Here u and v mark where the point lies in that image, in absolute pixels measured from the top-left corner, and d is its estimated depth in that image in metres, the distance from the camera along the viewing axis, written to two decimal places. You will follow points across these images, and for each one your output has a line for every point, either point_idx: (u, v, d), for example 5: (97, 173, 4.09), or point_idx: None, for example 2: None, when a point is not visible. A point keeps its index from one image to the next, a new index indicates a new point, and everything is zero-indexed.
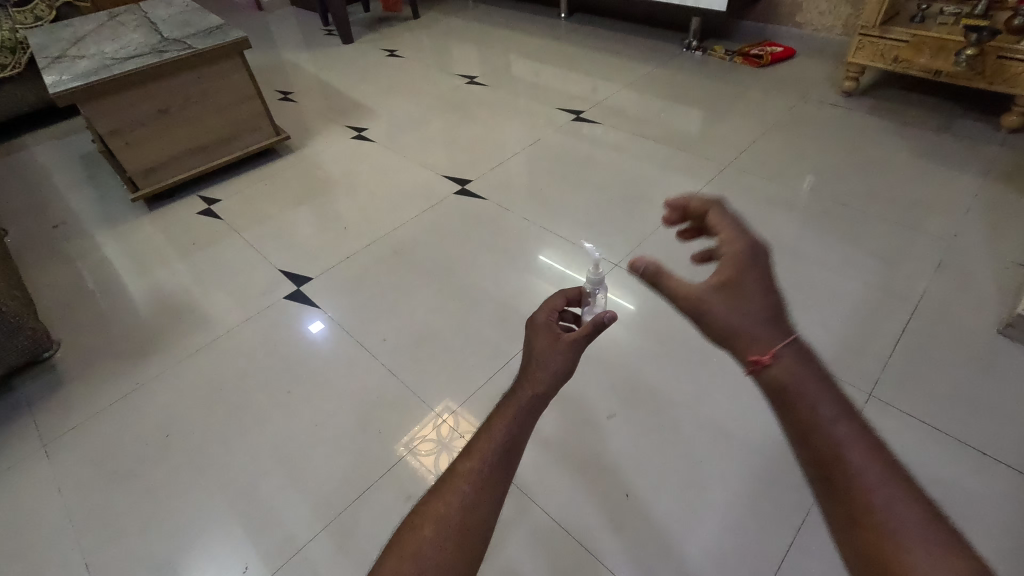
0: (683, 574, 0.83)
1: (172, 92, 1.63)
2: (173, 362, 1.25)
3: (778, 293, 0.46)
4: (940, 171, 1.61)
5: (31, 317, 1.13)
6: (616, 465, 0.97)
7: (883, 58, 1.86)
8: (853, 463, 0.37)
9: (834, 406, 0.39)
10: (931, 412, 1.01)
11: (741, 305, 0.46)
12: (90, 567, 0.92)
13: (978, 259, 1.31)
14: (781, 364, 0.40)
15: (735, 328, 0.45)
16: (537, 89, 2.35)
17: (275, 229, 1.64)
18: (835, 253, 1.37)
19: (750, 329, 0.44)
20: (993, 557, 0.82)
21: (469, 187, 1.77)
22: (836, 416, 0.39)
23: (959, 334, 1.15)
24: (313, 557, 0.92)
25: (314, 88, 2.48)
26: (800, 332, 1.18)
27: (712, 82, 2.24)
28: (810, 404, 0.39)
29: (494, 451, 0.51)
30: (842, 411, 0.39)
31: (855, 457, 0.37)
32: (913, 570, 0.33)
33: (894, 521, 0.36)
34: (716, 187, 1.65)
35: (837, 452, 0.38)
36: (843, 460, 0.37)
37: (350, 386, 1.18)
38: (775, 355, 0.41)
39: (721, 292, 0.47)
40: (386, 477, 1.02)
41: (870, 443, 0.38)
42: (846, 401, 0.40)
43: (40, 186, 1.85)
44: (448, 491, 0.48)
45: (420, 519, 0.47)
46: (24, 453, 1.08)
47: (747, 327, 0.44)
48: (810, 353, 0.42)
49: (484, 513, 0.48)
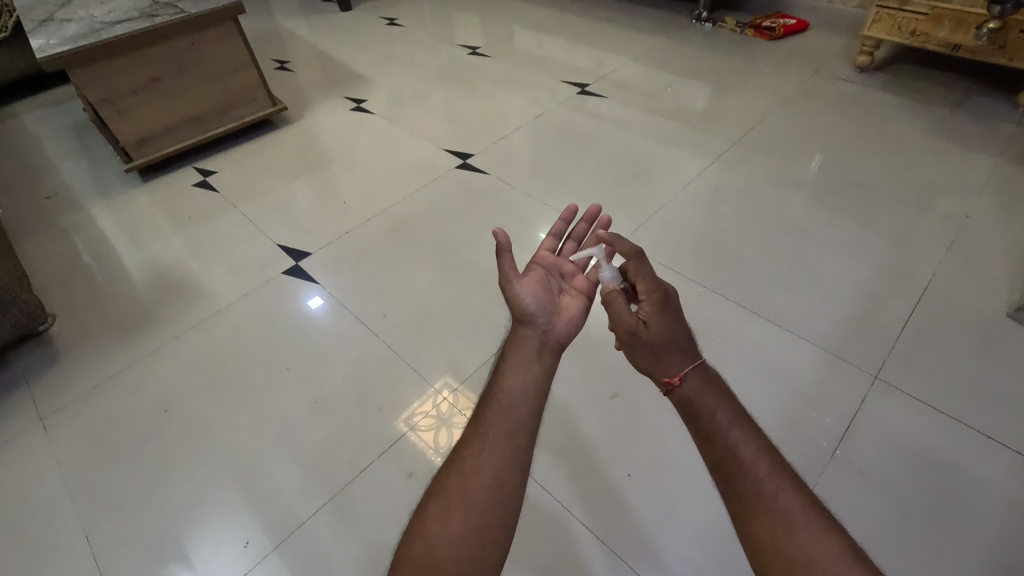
0: (683, 552, 0.83)
1: (164, 59, 1.58)
2: (171, 337, 1.24)
3: (687, 328, 0.62)
4: (954, 150, 1.57)
5: (25, 290, 1.12)
6: (619, 445, 0.97)
7: (901, 31, 1.80)
8: (748, 462, 0.51)
9: (728, 416, 0.54)
10: (936, 395, 1.00)
11: (664, 336, 0.60)
12: (93, 539, 0.92)
13: (990, 241, 1.29)
14: (684, 386, 0.57)
15: (657, 356, 0.60)
16: (541, 60, 2.28)
17: (273, 202, 1.61)
18: (844, 233, 1.35)
19: (667, 356, 0.59)
20: (993, 539, 0.82)
21: (471, 162, 1.73)
22: (730, 423, 0.54)
23: (968, 316, 1.13)
24: (314, 532, 0.92)
25: (312, 57, 2.41)
26: (805, 313, 1.17)
27: (721, 55, 2.18)
28: (712, 418, 0.54)
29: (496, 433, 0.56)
30: (736, 420, 0.54)
31: (746, 455, 0.52)
32: (789, 540, 0.47)
33: (779, 507, 0.49)
34: (724, 164, 1.61)
35: (732, 451, 0.52)
36: (738, 458, 0.52)
37: (350, 362, 1.17)
38: (682, 377, 0.57)
39: (648, 326, 0.61)
40: (387, 454, 1.02)
41: (763, 450, 0.52)
42: (738, 412, 0.55)
43: (31, 156, 1.81)
44: (455, 481, 0.53)
45: (433, 508, 0.52)
46: (22, 426, 1.08)
47: (665, 355, 0.59)
48: (709, 376, 0.58)
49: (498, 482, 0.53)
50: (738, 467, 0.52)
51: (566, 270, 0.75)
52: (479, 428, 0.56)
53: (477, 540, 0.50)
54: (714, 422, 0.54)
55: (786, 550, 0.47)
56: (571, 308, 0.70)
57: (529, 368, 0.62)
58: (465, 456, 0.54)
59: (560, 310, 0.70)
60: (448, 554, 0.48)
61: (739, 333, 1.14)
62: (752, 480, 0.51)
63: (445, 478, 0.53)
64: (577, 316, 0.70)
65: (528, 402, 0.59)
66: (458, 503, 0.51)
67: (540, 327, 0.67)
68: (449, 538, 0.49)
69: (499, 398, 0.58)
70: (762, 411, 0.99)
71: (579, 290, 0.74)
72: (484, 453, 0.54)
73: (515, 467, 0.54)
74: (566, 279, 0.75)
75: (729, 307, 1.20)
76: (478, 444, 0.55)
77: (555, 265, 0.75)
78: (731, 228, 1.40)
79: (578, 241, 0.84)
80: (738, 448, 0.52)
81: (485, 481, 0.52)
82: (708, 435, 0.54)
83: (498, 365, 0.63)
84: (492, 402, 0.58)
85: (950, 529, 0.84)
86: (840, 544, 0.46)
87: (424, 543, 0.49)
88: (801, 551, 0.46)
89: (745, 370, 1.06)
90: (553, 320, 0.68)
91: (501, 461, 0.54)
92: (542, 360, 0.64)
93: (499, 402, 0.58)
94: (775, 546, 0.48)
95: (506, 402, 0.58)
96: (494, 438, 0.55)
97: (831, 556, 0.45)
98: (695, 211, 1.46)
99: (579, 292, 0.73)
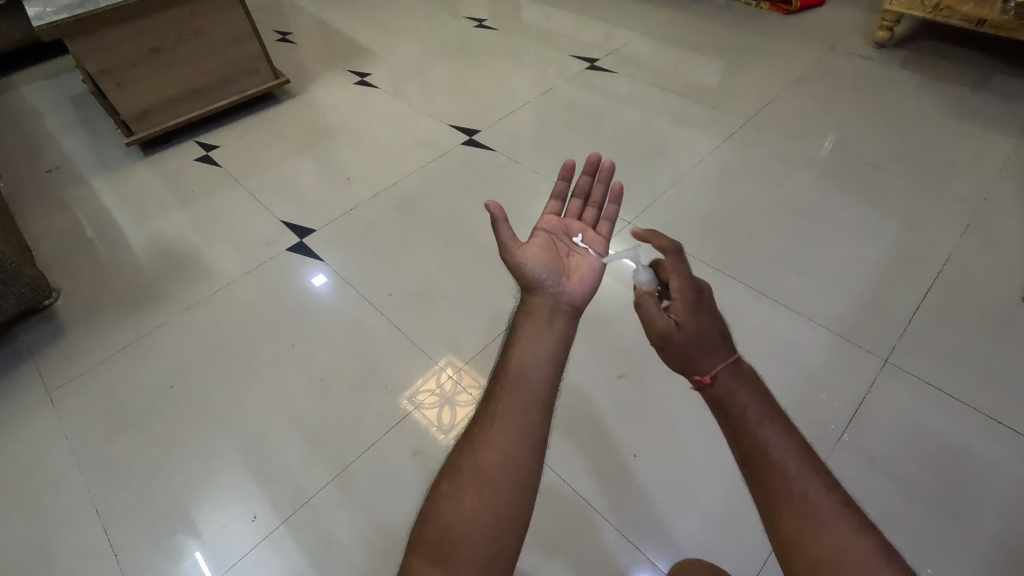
0: (688, 532, 0.84)
1: (164, 29, 1.54)
2: (176, 313, 1.24)
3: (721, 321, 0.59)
4: (973, 130, 1.53)
5: (29, 265, 1.11)
6: (625, 425, 0.96)
7: (923, 5, 1.75)
8: (776, 458, 0.50)
9: (760, 411, 0.52)
10: (947, 379, 1.00)
11: (696, 329, 0.57)
12: (102, 512, 0.93)
13: (1007, 224, 1.26)
14: (717, 382, 0.55)
15: (689, 349, 0.56)
16: (549, 34, 2.22)
17: (277, 178, 1.59)
18: (857, 215, 1.32)
19: (700, 349, 0.56)
20: (998, 524, 0.83)
21: (477, 138, 1.70)
22: (762, 419, 0.52)
23: (982, 300, 1.12)
24: (321, 508, 0.93)
25: (314, 28, 2.36)
26: (814, 296, 1.16)
27: (734, 30, 2.12)
28: (742, 414, 0.52)
29: (507, 409, 0.55)
30: (768, 416, 0.52)
31: (779, 453, 0.50)
32: (820, 542, 0.46)
33: (811, 506, 0.48)
34: (735, 143, 1.58)
35: (763, 449, 0.50)
36: (768, 456, 0.50)
37: (356, 339, 1.17)
38: (714, 375, 0.55)
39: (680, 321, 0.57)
40: (393, 431, 1.02)
41: (793, 446, 0.51)
42: (771, 407, 0.53)
43: (31, 129, 1.79)
44: (470, 458, 0.52)
45: (449, 486, 0.52)
46: (30, 400, 1.08)
47: (697, 350, 0.56)
48: (743, 370, 0.56)
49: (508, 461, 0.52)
50: (767, 467, 0.50)
51: (571, 229, 0.76)
52: (492, 403, 0.55)
53: (495, 516, 0.49)
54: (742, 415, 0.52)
55: (816, 551, 0.46)
56: (582, 267, 0.70)
57: (542, 337, 0.60)
58: (478, 432, 0.54)
59: (569, 271, 0.69)
60: (460, 530, 0.48)
61: (748, 315, 1.13)
62: (782, 477, 0.49)
63: (461, 456, 0.53)
64: (589, 275, 0.69)
65: (543, 371, 0.57)
66: (474, 480, 0.51)
67: (550, 292, 0.65)
68: (465, 515, 0.49)
69: (512, 370, 0.57)
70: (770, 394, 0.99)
71: (588, 248, 0.73)
72: (497, 428, 0.53)
73: (531, 439, 0.53)
74: (573, 239, 0.75)
75: (739, 289, 1.18)
76: (492, 419, 0.54)
77: (560, 226, 0.76)
78: (742, 209, 1.37)
79: (584, 198, 0.82)
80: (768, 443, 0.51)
81: (500, 456, 0.52)
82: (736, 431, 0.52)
83: (510, 334, 0.62)
84: (504, 374, 0.57)
85: (956, 513, 0.84)
86: (872, 545, 0.45)
87: (440, 522, 0.49)
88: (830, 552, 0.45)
89: (752, 353, 1.06)
90: (562, 281, 0.67)
91: (515, 436, 0.53)
92: (556, 326, 0.62)
93: (511, 376, 0.57)
94: (804, 547, 0.46)
95: (520, 374, 0.57)
96: (508, 413, 0.54)
97: (865, 557, 0.44)
98: (706, 191, 1.43)
99: (589, 250, 0.73)
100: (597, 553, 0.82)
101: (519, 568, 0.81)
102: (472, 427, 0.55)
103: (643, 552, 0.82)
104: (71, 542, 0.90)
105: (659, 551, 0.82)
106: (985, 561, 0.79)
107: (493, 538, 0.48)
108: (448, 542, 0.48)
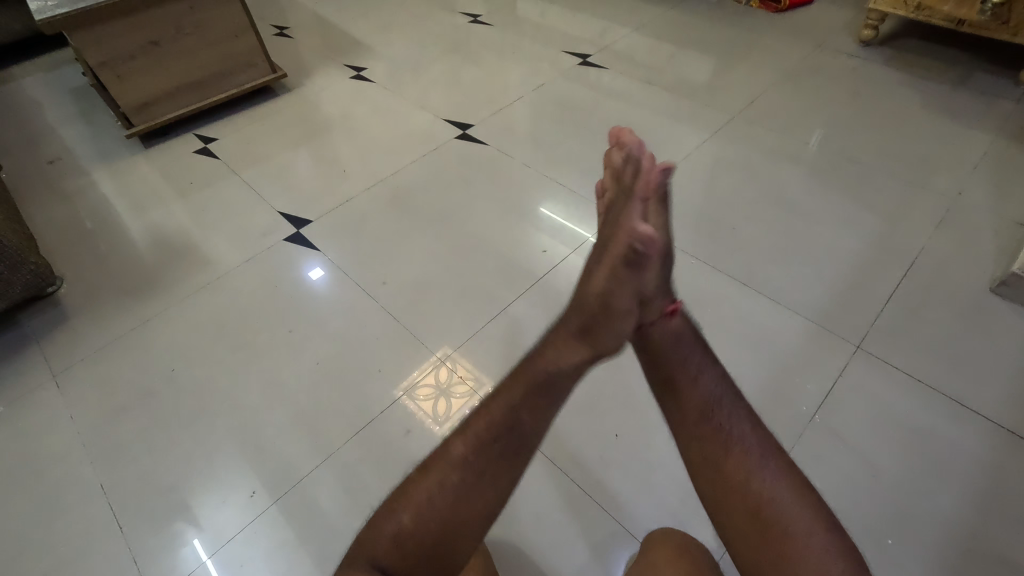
0: (665, 510, 0.88)
1: (162, 23, 1.57)
2: (176, 301, 1.27)
3: (828, 519, 0.52)
4: (951, 127, 1.58)
5: (33, 252, 1.14)
6: (608, 407, 1.00)
7: (905, 5, 1.78)
8: (765, 480, 0.54)
9: (775, 473, 0.55)
10: (916, 364, 1.05)
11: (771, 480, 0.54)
12: (107, 489, 0.97)
13: (981, 217, 1.31)
14: (781, 506, 0.52)
15: (773, 500, 0.53)
16: (543, 30, 2.25)
17: (274, 170, 1.62)
18: (837, 208, 1.37)
19: (777, 496, 0.53)
20: (959, 500, 0.88)
21: (470, 132, 1.73)
22: (777, 479, 0.54)
23: (953, 290, 1.17)
24: (314, 484, 0.97)
25: (310, 23, 2.38)
26: (791, 288, 1.20)
27: (724, 27, 2.15)
28: (748, 467, 0.55)
29: (493, 426, 0.54)
30: (781, 475, 0.55)
31: (757, 464, 0.55)
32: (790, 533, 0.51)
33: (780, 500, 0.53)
34: (721, 138, 1.62)
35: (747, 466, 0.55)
36: (743, 462, 0.55)
37: (351, 326, 1.21)
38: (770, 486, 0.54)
39: (774, 463, 0.55)
40: (385, 413, 1.06)
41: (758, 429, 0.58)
42: (796, 489, 0.54)
43: (32, 120, 1.82)
44: (425, 484, 0.53)
45: (438, 467, 0.53)
46: (34, 383, 1.12)
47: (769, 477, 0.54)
48: (795, 498, 0.53)
49: (480, 494, 0.53)
50: (710, 411, 0.59)
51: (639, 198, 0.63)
52: (451, 447, 0.54)
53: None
54: (692, 373, 0.61)
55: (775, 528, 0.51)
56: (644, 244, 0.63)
57: (535, 395, 0.55)
58: (432, 465, 0.54)
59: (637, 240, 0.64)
60: (442, 514, 0.51)
61: (730, 304, 1.17)
62: (759, 481, 0.54)
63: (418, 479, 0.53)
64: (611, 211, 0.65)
65: (520, 454, 0.55)
66: (450, 489, 0.52)
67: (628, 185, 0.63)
68: (445, 503, 0.52)
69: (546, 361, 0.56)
70: (747, 381, 1.04)
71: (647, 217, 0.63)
72: (440, 472, 0.53)
73: (495, 479, 0.53)
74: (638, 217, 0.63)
75: (723, 280, 1.22)
76: (442, 486, 0.52)
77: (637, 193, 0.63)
78: (726, 202, 1.41)
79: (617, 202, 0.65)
80: (738, 437, 0.57)
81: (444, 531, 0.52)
82: (731, 472, 0.55)
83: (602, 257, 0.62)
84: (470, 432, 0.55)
85: (920, 489, 0.89)
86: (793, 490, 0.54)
87: (412, 505, 0.52)
88: (755, 487, 0.54)
89: (732, 340, 1.10)
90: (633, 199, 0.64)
91: (464, 486, 0.52)
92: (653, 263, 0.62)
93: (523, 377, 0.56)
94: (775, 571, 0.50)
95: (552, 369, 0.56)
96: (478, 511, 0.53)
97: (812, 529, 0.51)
98: (693, 185, 1.47)
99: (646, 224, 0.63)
100: (582, 526, 0.87)
101: (507, 539, 0.86)
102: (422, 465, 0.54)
103: (625, 526, 0.86)
104: (77, 518, 0.94)
105: (636, 523, 0.86)
106: (942, 533, 0.85)
107: (478, 522, 0.53)
108: (431, 502, 0.51)
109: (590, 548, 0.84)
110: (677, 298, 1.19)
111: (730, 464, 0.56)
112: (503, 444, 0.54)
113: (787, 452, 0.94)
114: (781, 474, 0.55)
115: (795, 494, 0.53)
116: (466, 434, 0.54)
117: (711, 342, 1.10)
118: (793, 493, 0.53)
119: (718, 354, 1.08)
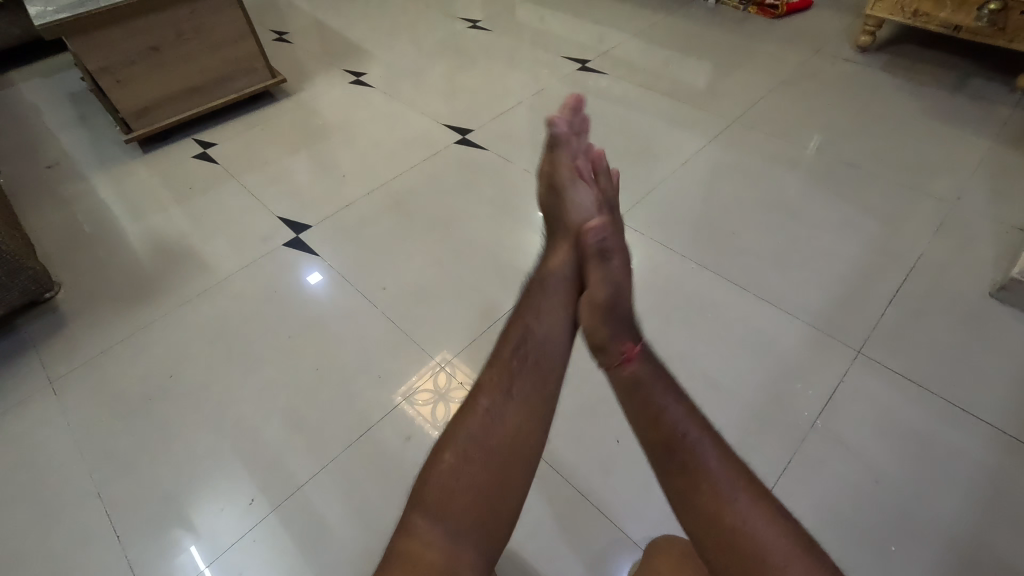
0: (667, 517, 0.87)
1: (162, 29, 1.57)
2: (175, 306, 1.26)
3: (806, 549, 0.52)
4: (949, 132, 1.58)
5: (31, 258, 1.14)
6: (609, 413, 1.00)
7: (902, 11, 1.79)
8: (744, 514, 0.53)
9: (752, 508, 0.54)
10: (917, 369, 1.05)
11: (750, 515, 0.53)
12: (104, 496, 0.96)
13: (980, 223, 1.31)
14: (765, 546, 0.51)
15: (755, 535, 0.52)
16: (542, 35, 2.26)
17: (273, 175, 1.62)
18: (836, 213, 1.37)
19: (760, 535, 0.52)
20: (961, 507, 0.87)
21: (470, 137, 1.73)
22: (755, 514, 0.53)
23: (953, 295, 1.17)
24: (313, 492, 0.96)
25: (310, 28, 2.39)
26: (791, 293, 1.20)
27: (723, 32, 2.16)
28: (726, 507, 0.54)
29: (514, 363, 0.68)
30: (757, 507, 0.54)
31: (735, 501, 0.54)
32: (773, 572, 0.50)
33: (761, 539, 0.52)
34: (721, 143, 1.62)
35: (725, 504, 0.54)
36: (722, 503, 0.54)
37: (351, 331, 1.20)
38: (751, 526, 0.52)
39: (750, 498, 0.55)
40: (385, 420, 1.05)
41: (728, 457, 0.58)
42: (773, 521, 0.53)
43: (31, 125, 1.81)
44: (463, 427, 0.63)
45: (467, 416, 0.64)
46: (31, 389, 1.11)
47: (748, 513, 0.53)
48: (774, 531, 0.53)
49: (516, 425, 0.63)
50: (677, 442, 0.58)
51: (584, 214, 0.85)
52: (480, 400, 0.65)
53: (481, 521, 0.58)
54: (659, 405, 0.61)
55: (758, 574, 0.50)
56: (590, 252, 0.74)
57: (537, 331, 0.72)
58: (463, 417, 0.64)
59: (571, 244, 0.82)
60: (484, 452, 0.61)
61: (730, 309, 1.17)
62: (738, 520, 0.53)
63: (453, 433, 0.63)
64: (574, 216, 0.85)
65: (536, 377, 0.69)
66: (483, 428, 0.62)
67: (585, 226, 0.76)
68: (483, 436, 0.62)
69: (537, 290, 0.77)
70: (748, 386, 1.03)
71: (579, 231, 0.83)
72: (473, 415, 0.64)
73: (524, 411, 0.64)
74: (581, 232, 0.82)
75: (724, 285, 1.22)
76: (476, 425, 0.63)
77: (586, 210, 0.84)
78: (726, 207, 1.41)
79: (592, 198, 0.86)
80: (709, 467, 0.57)
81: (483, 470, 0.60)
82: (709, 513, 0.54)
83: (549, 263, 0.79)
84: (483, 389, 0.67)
85: (922, 496, 0.89)
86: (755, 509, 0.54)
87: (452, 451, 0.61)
88: (726, 518, 0.54)
89: (733, 346, 1.10)
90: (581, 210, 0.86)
91: (495, 421, 0.63)
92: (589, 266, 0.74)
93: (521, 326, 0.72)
94: None
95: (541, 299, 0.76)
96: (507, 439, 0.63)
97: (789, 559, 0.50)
98: (693, 190, 1.47)
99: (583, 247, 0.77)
100: (583, 534, 0.86)
101: (509, 547, 0.85)
102: (458, 415, 0.65)
103: (627, 533, 0.86)
104: (74, 526, 0.93)
105: (637, 529, 0.86)
106: (945, 540, 0.84)
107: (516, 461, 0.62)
108: (469, 441, 0.61)
109: (592, 556, 0.84)
110: (678, 304, 1.18)
111: (708, 503, 0.55)
112: (525, 370, 0.68)
113: (789, 458, 0.93)
114: (756, 506, 0.54)
115: (776, 529, 0.53)
116: (488, 391, 0.66)
117: (712, 347, 1.10)
118: (772, 526, 0.53)
119: (719, 359, 1.08)
